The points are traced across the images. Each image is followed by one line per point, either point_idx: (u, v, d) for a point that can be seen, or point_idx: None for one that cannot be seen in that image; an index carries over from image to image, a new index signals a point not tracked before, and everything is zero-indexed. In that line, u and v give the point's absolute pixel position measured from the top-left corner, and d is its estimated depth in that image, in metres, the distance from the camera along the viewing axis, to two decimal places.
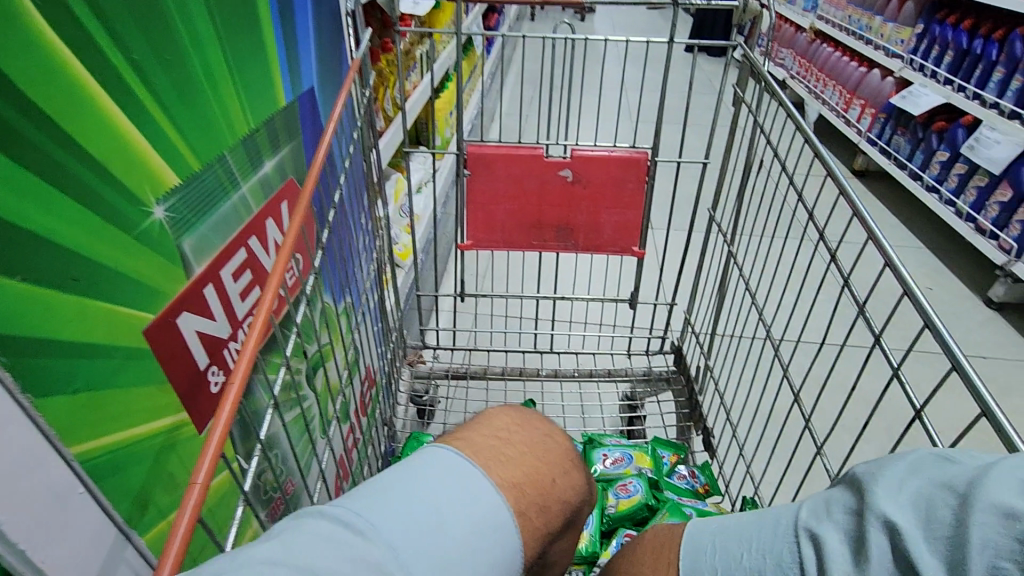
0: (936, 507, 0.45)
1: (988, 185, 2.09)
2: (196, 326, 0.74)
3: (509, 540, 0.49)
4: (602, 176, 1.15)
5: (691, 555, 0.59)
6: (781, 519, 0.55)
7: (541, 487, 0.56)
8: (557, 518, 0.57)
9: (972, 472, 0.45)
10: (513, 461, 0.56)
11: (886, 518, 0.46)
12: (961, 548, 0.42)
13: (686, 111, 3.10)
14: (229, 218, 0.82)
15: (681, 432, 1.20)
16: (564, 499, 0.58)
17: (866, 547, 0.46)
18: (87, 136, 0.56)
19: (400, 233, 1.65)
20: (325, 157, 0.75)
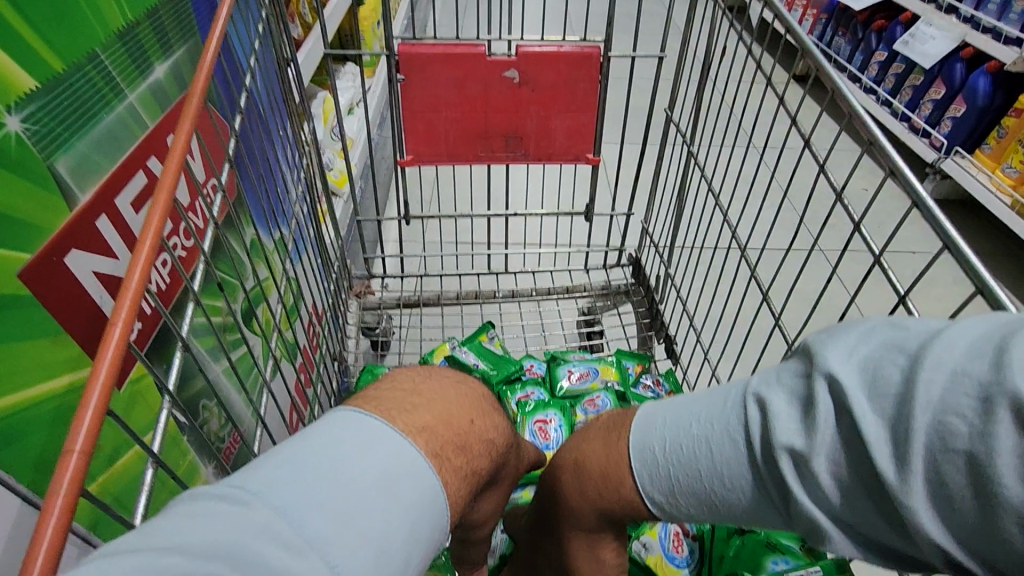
0: (883, 368, 0.37)
1: (924, 83, 2.08)
2: (91, 266, 0.62)
3: (420, 485, 0.36)
4: (553, 78, 1.05)
5: (640, 426, 0.50)
6: (733, 385, 0.46)
7: (458, 430, 0.42)
8: (481, 463, 0.44)
9: (925, 333, 0.37)
10: (419, 405, 0.41)
11: (832, 375, 0.38)
12: (907, 406, 0.34)
13: (633, 18, 2.93)
14: (118, 134, 0.68)
15: (643, 342, 1.21)
16: (487, 440, 0.46)
17: (813, 405, 0.39)
18: None
19: (334, 158, 1.51)
20: (218, 43, 0.61)
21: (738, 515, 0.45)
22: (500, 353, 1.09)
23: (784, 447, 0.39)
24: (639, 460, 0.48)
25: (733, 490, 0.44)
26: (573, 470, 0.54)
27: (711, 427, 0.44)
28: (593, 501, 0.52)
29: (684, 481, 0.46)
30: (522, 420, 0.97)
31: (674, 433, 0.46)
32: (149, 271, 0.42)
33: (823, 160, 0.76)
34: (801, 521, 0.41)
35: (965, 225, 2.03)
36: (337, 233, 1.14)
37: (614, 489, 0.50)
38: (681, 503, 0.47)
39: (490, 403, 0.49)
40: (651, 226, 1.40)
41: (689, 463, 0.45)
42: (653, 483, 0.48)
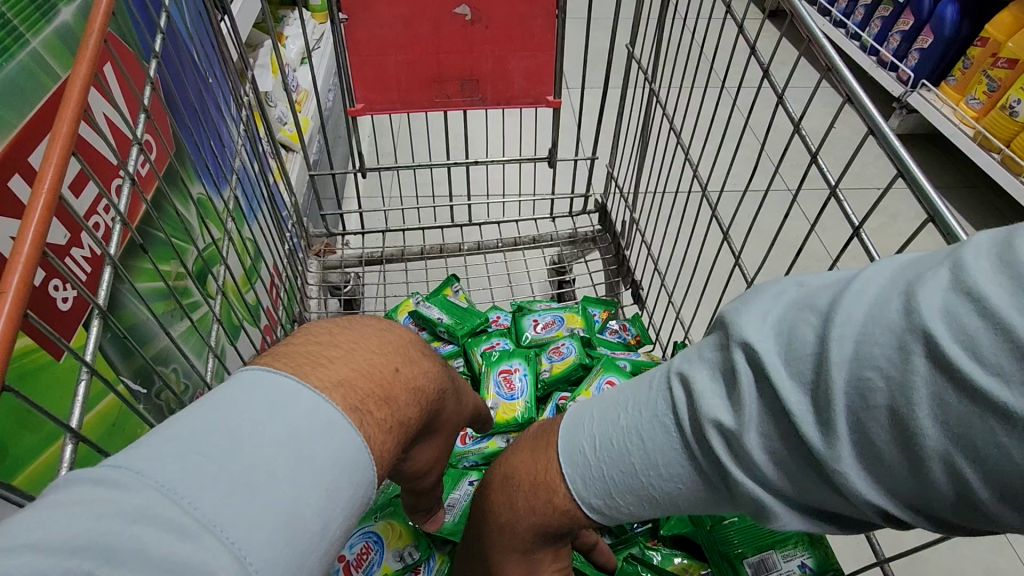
0: (797, 327, 0.36)
1: (892, 15, 2.02)
2: (9, 231, 0.58)
3: (338, 440, 0.35)
4: (506, 13, 0.99)
5: (568, 430, 0.49)
6: (656, 370, 0.46)
7: (380, 382, 0.41)
8: (409, 411, 0.44)
9: (832, 287, 0.36)
10: (336, 359, 0.41)
11: (746, 344, 0.37)
12: (823, 369, 0.34)
13: None
14: (25, 85, 0.62)
15: (610, 288, 1.21)
16: (414, 388, 0.45)
17: (736, 382, 0.38)
18: None
19: (284, 111, 1.43)
20: None
21: (680, 502, 0.45)
22: (466, 306, 1.07)
23: (715, 427, 0.39)
24: (571, 466, 0.47)
25: (672, 478, 0.43)
26: (501, 482, 0.53)
27: (641, 414, 0.44)
28: (526, 518, 0.50)
29: (621, 480, 0.45)
30: (487, 371, 0.96)
31: (602, 429, 0.46)
32: (42, 238, 0.38)
33: (781, 89, 0.73)
34: (740, 499, 0.40)
35: (927, 158, 2.05)
36: (291, 192, 1.08)
37: (546, 499, 0.49)
38: (620, 502, 0.46)
39: (425, 353, 0.49)
40: (616, 170, 1.37)
41: (622, 459, 0.44)
42: (588, 488, 0.47)
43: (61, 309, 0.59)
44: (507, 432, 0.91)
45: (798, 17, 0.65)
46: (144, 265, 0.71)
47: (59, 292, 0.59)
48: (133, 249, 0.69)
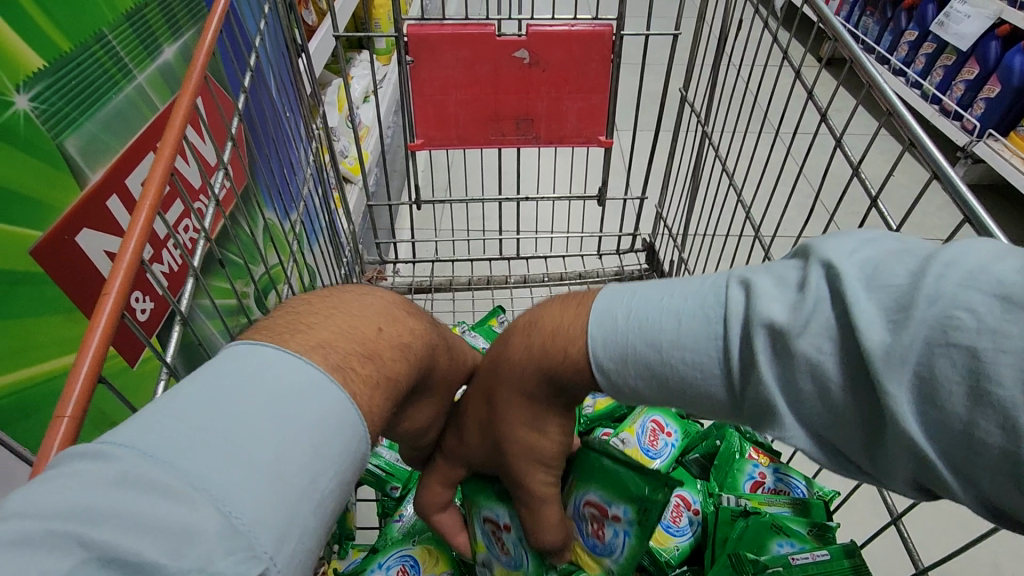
0: (886, 267, 0.37)
1: (956, 63, 1.98)
2: (103, 245, 0.63)
3: (319, 391, 0.38)
4: (564, 56, 1.03)
5: (607, 296, 0.47)
6: (714, 276, 0.45)
7: (363, 341, 0.44)
8: (395, 367, 0.46)
9: (931, 247, 0.38)
10: (312, 324, 0.43)
11: (828, 262, 0.39)
12: (907, 298, 0.34)
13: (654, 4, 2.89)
14: (127, 114, 0.68)
15: None
16: (398, 347, 0.47)
17: (806, 287, 0.39)
18: None
19: (347, 146, 1.51)
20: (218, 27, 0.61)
21: (685, 401, 0.45)
22: None
23: (766, 321, 0.39)
24: (597, 326, 0.46)
25: (694, 368, 0.42)
26: (524, 328, 0.52)
27: (697, 299, 0.43)
28: (536, 358, 0.50)
29: (643, 351, 0.44)
30: None
31: (643, 305, 0.45)
32: (143, 243, 0.42)
33: (840, 132, 0.72)
34: (753, 406, 0.40)
35: (995, 209, 1.96)
36: (349, 220, 1.14)
37: (562, 348, 0.48)
38: (629, 373, 0.45)
39: (410, 313, 0.52)
40: (665, 211, 1.37)
41: (653, 333, 0.43)
42: (605, 351, 0.46)
43: (139, 319, 0.63)
44: None
45: (859, 64, 0.65)
46: (217, 282, 0.76)
47: (139, 304, 0.63)
48: (212, 264, 0.74)
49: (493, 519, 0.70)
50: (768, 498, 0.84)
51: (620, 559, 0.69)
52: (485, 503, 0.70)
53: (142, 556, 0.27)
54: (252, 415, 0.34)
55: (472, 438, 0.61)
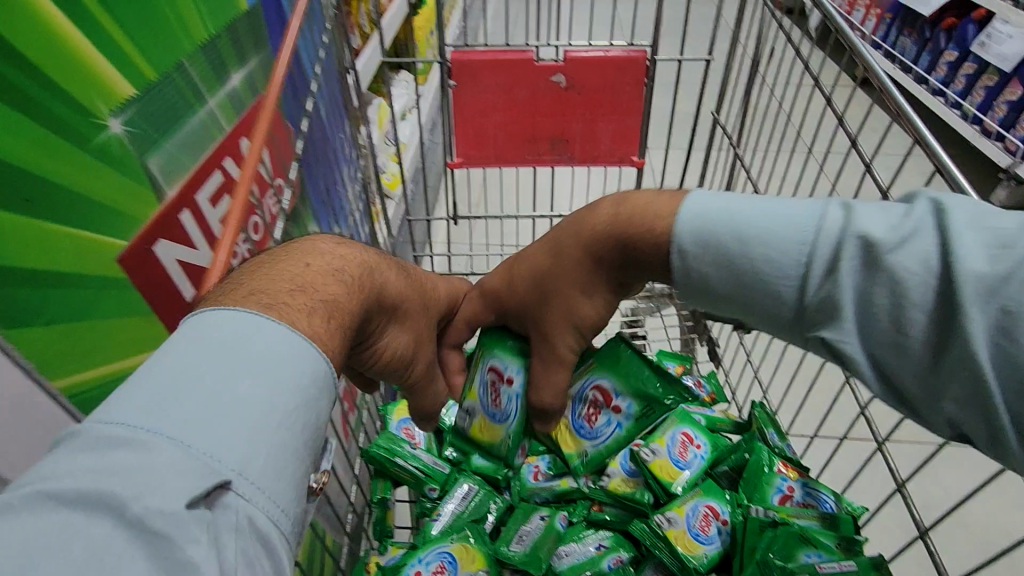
0: (991, 217, 0.41)
1: (997, 84, 1.96)
2: (176, 255, 0.70)
3: (250, 334, 0.40)
4: (599, 80, 1.07)
5: (709, 190, 0.50)
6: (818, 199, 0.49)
7: (291, 278, 0.45)
8: (336, 289, 0.47)
9: None
10: (247, 278, 0.45)
11: (938, 201, 0.43)
12: (1005, 244, 0.39)
13: (687, 24, 2.92)
14: (201, 136, 0.75)
15: (685, 343, 1.22)
16: (332, 272, 0.48)
17: (914, 216, 0.43)
18: (30, 48, 0.51)
19: (388, 162, 1.58)
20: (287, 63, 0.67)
21: (748, 300, 0.48)
22: None
23: (868, 235, 0.43)
24: (696, 216, 0.49)
25: (774, 265, 0.46)
26: (613, 201, 0.54)
27: (796, 207, 0.46)
28: (614, 224, 0.52)
29: (733, 246, 0.47)
30: None
31: (745, 205, 0.48)
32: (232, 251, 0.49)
33: (869, 156, 0.75)
34: (820, 308, 0.45)
35: None
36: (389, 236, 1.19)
37: (648, 227, 0.51)
38: (712, 269, 0.49)
39: (378, 263, 0.55)
40: None
41: (752, 231, 0.47)
42: (697, 243, 0.48)
43: None
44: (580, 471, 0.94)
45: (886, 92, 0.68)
46: None
47: None
48: None
49: (499, 370, 0.73)
50: (796, 510, 0.85)
51: (608, 441, 0.81)
52: (499, 354, 0.73)
53: (109, 495, 0.31)
54: (227, 361, 0.39)
55: (519, 292, 0.63)
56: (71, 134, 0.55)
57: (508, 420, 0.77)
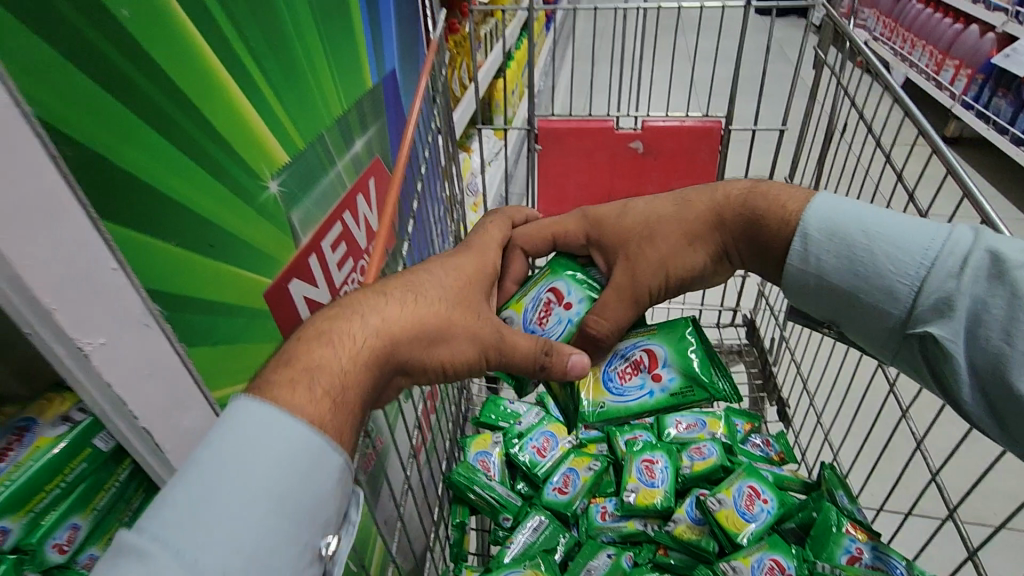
0: None
1: None
2: (303, 292, 0.84)
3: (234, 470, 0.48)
4: (675, 147, 1.15)
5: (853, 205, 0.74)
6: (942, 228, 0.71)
7: (299, 375, 0.53)
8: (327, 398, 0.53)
9: None
10: (287, 365, 0.54)
11: None
12: None
13: (762, 83, 2.98)
14: (329, 193, 0.89)
15: (754, 402, 1.23)
16: (334, 374, 0.54)
17: None
18: (229, 130, 0.65)
19: (470, 210, 1.72)
20: (407, 155, 0.79)
21: (868, 290, 0.71)
22: None
23: (995, 253, 0.64)
24: (835, 221, 0.72)
25: (894, 263, 0.70)
26: (748, 185, 0.78)
27: (912, 232, 0.70)
28: (747, 204, 0.76)
29: (864, 248, 0.71)
30: (630, 459, 1.01)
31: (882, 222, 0.72)
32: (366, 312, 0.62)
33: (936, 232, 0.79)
34: (934, 303, 0.67)
35: None
36: None
37: (780, 207, 0.75)
38: (852, 265, 0.72)
39: (399, 335, 0.61)
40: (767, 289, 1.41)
41: (887, 240, 0.70)
42: (834, 243, 0.72)
43: None
44: (646, 517, 0.97)
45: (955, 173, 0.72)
46: None
47: None
48: None
49: (560, 294, 0.79)
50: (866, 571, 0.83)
51: (635, 403, 0.82)
52: (567, 280, 0.81)
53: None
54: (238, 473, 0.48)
55: (627, 223, 0.78)
56: (248, 194, 0.69)
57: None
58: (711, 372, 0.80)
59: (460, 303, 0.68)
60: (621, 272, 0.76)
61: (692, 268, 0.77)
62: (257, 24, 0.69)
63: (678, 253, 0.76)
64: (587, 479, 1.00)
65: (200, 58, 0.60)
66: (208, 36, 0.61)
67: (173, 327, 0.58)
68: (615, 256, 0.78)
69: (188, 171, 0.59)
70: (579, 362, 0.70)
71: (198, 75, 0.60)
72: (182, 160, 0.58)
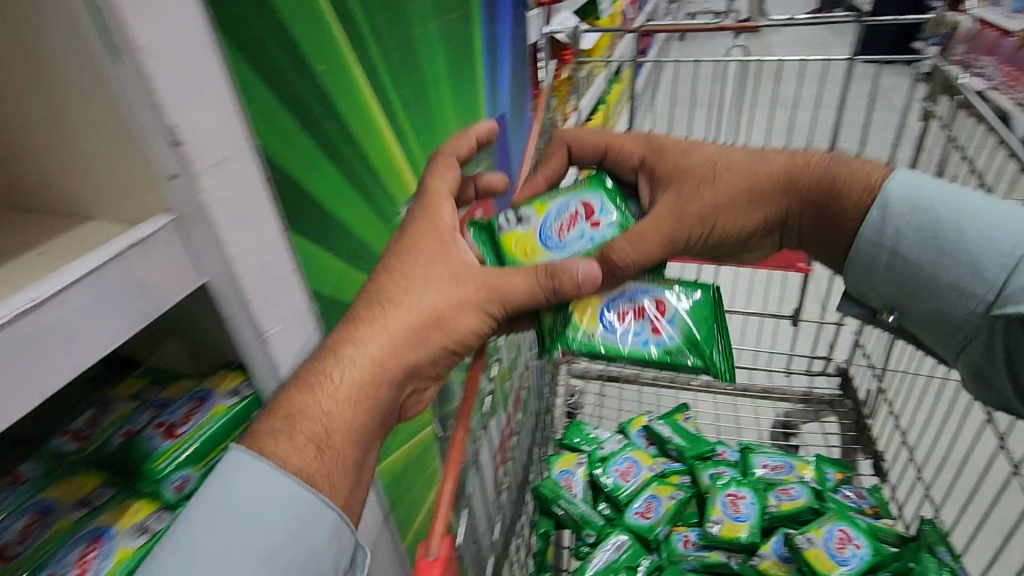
0: None
1: None
2: None
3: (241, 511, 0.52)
4: None
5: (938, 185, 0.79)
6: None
7: (285, 423, 0.55)
8: (308, 445, 0.54)
9: None
10: (278, 414, 0.56)
11: None
12: None
13: (864, 131, 2.89)
14: None
15: (846, 453, 1.20)
16: (318, 416, 0.56)
17: None
18: (379, 163, 0.78)
19: None
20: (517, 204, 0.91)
21: (949, 268, 0.77)
22: (695, 432, 1.16)
23: None
24: (914, 202, 0.78)
25: (976, 244, 0.75)
26: (826, 157, 0.82)
27: (1000, 221, 0.74)
28: (828, 176, 0.80)
29: (944, 229, 0.77)
30: (714, 492, 1.02)
31: (965, 205, 0.76)
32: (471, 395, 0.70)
33: None
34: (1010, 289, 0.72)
35: None
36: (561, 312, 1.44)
37: (863, 175, 0.80)
38: (928, 246, 0.78)
39: (390, 367, 0.61)
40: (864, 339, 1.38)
41: (968, 223, 0.76)
42: (913, 223, 0.78)
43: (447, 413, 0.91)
44: (730, 550, 0.98)
45: None
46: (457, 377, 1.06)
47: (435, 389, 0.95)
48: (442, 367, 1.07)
49: (591, 209, 0.77)
50: None
51: (626, 347, 0.74)
52: (601, 197, 0.78)
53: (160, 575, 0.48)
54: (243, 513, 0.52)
55: (692, 159, 0.79)
56: (387, 216, 0.81)
57: (558, 251, 0.75)
58: (712, 337, 0.75)
59: (446, 293, 0.66)
60: (669, 201, 0.77)
61: (746, 219, 0.80)
62: (407, 76, 0.82)
63: (735, 200, 0.79)
64: (669, 507, 1.01)
65: (364, 103, 0.72)
66: (372, 86, 0.74)
67: (323, 322, 0.70)
68: (665, 187, 0.78)
69: (346, 195, 0.71)
70: (586, 270, 0.68)
71: (361, 117, 0.72)
72: (343, 185, 0.70)
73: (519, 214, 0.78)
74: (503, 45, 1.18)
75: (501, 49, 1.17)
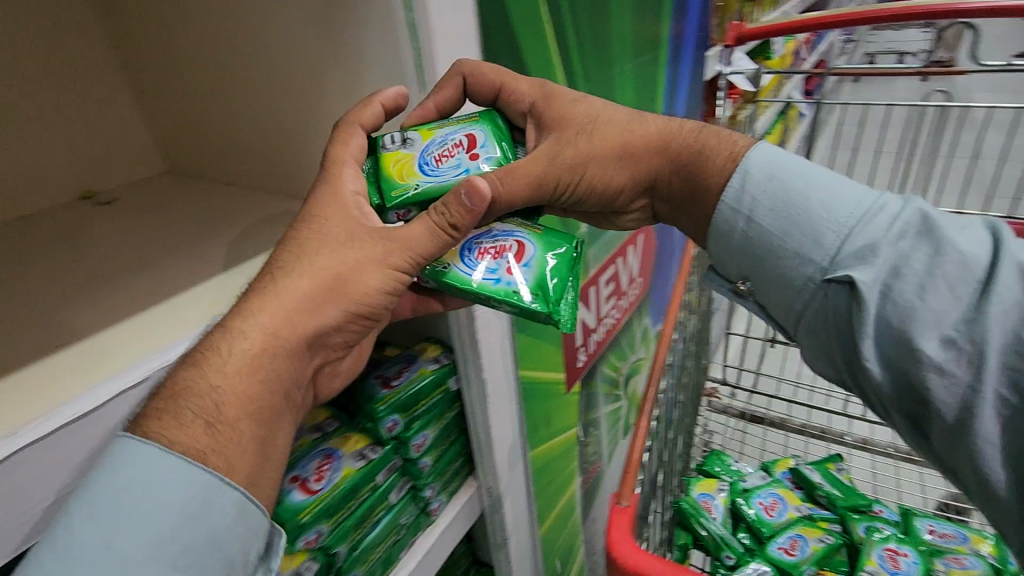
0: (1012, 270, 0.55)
1: None
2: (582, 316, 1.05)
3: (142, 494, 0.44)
4: None
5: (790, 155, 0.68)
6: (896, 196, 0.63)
7: (186, 402, 0.45)
8: (195, 424, 0.45)
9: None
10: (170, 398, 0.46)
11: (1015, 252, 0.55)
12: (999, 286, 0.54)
13: None
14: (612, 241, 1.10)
15: None
16: (208, 392, 0.46)
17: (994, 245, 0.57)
18: None
19: None
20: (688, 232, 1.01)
21: (795, 234, 0.66)
22: (849, 484, 1.14)
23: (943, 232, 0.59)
24: (764, 168, 0.68)
25: (822, 220, 0.64)
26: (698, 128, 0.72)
27: (843, 193, 0.65)
28: (701, 146, 0.71)
29: (792, 201, 0.66)
30: (870, 544, 0.99)
31: (812, 176, 0.66)
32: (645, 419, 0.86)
33: None
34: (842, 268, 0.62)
35: None
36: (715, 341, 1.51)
37: (732, 143, 0.71)
38: (771, 215, 0.67)
39: (293, 340, 0.50)
40: None
41: (822, 197, 0.65)
42: (759, 189, 0.67)
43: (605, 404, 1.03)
44: None
45: None
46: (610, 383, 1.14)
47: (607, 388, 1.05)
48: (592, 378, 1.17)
49: (473, 143, 0.63)
50: None
51: (474, 285, 0.59)
52: (488, 132, 0.64)
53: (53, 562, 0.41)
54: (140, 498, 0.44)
55: (578, 108, 0.69)
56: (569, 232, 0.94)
57: (433, 180, 0.60)
58: (565, 289, 0.60)
59: (350, 252, 0.53)
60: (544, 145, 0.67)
61: (610, 181, 0.71)
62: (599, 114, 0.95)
63: (604, 160, 0.69)
64: (817, 548, 1.00)
65: None
66: None
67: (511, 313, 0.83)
68: (550, 132, 0.68)
69: None
70: (469, 185, 0.54)
71: None
72: None
73: (402, 135, 0.62)
74: (682, 87, 1.27)
75: (679, 91, 1.26)
